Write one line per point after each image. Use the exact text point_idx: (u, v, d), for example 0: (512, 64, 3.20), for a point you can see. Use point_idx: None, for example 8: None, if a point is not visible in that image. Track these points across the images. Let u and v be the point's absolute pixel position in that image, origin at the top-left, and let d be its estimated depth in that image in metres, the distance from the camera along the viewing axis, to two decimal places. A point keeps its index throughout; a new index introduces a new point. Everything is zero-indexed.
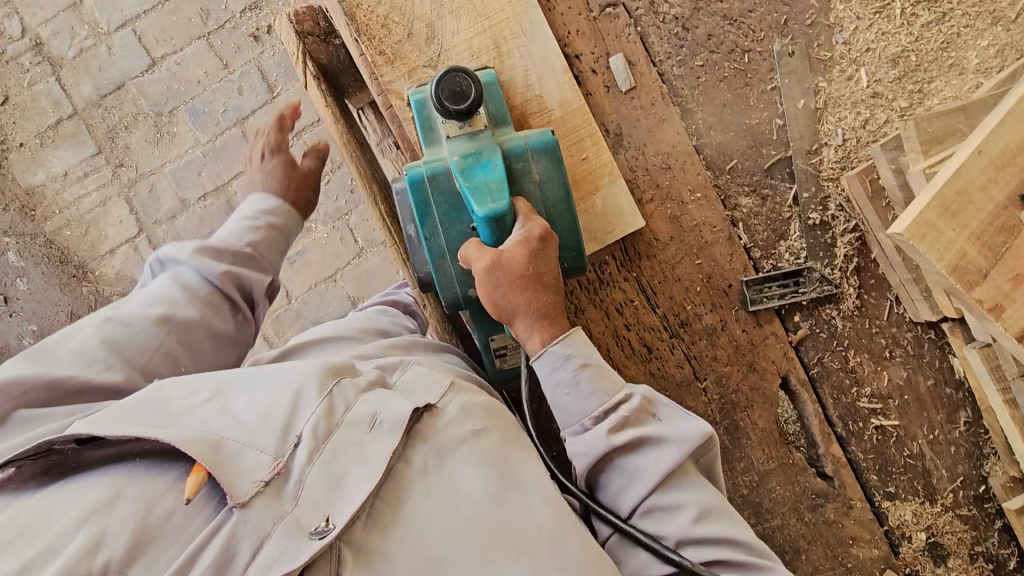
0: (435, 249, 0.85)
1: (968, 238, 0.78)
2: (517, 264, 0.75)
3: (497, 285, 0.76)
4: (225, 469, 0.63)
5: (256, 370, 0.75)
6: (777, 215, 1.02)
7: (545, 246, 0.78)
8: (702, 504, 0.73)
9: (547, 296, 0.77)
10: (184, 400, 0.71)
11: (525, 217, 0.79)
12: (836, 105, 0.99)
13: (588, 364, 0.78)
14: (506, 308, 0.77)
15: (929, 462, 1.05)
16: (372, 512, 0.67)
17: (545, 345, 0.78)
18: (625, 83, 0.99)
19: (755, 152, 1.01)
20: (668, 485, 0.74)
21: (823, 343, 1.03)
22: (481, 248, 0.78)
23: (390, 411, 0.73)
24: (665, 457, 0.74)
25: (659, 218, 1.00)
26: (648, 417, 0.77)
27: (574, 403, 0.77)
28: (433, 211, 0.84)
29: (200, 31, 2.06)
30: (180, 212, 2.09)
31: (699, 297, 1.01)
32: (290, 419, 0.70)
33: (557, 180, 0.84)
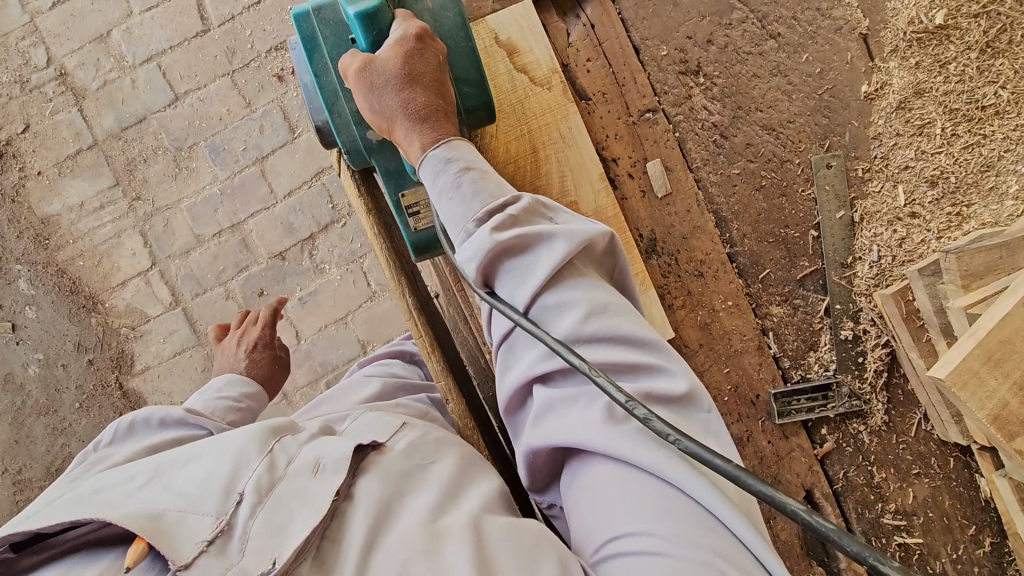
0: (327, 89, 0.81)
1: (1010, 387, 0.77)
2: (391, 64, 0.71)
3: (372, 87, 0.71)
4: (166, 537, 0.58)
5: (194, 444, 0.72)
6: (808, 326, 1.01)
7: (423, 48, 0.73)
8: (595, 300, 0.62)
9: (425, 96, 0.72)
10: (118, 487, 0.66)
11: (402, 20, 0.75)
12: (872, 220, 0.99)
13: (471, 167, 0.70)
14: (386, 115, 0.73)
15: None
16: (320, 553, 0.59)
17: (425, 149, 0.71)
18: (660, 189, 0.98)
19: (789, 263, 1.00)
20: (558, 282, 0.62)
21: (849, 457, 1.02)
22: (357, 55, 0.73)
23: (333, 453, 0.69)
24: (556, 251, 0.63)
25: (689, 325, 0.99)
26: (539, 218, 0.67)
27: (461, 208, 0.68)
28: (321, 45, 0.80)
29: (225, 68, 2.05)
30: (194, 247, 2.07)
31: (726, 406, 1.00)
32: (232, 477, 0.65)
33: (449, 5, 0.79)
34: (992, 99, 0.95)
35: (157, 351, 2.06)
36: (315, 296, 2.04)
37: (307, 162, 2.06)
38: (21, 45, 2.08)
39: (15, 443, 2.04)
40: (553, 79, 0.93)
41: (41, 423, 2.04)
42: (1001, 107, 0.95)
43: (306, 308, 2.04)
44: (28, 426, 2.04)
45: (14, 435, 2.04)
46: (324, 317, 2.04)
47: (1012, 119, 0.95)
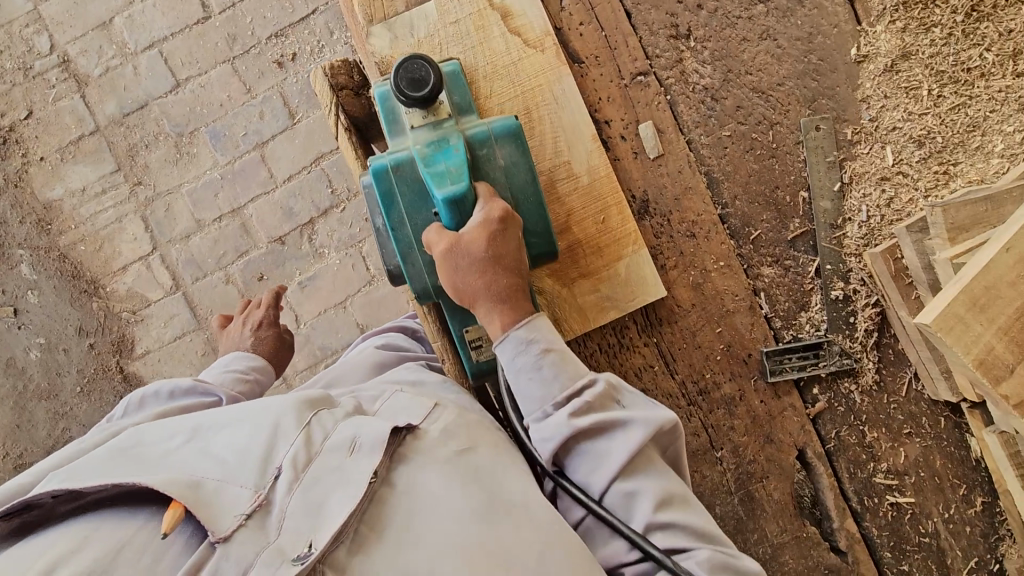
0: (401, 240, 0.82)
1: (995, 332, 0.78)
2: (476, 246, 0.75)
3: (456, 269, 0.76)
4: (207, 507, 0.60)
5: (233, 409, 0.73)
6: (799, 286, 1.02)
7: (505, 229, 0.77)
8: (664, 491, 0.73)
9: (506, 279, 0.77)
10: (159, 447, 0.68)
11: (485, 199, 0.78)
12: (861, 181, 1.00)
13: (552, 348, 0.77)
14: (466, 293, 0.77)
15: (944, 542, 1.03)
16: (356, 538, 0.62)
17: (504, 329, 0.77)
18: (653, 150, 1.00)
19: (780, 224, 1.02)
20: (630, 475, 0.74)
21: (840, 417, 1.03)
22: (442, 233, 0.78)
23: (369, 433, 0.69)
24: (631, 437, 0.74)
25: (681, 285, 1.00)
26: (611, 402, 0.77)
27: (540, 390, 0.76)
28: (398, 200, 0.81)
29: (226, 55, 2.08)
30: (195, 232, 2.09)
31: (718, 366, 1.01)
32: (269, 452, 0.66)
33: (524, 166, 0.83)
34: (977, 62, 0.97)
35: (158, 335, 2.08)
36: (314, 281, 2.06)
37: (307, 148, 2.08)
38: (25, 33, 2.10)
39: (16, 427, 2.05)
40: (546, 42, 0.95)
41: (42, 407, 2.05)
42: (986, 69, 0.97)
43: (305, 293, 2.06)
44: (29, 409, 2.05)
45: (15, 418, 2.05)
46: (323, 301, 2.06)
47: (997, 80, 0.97)
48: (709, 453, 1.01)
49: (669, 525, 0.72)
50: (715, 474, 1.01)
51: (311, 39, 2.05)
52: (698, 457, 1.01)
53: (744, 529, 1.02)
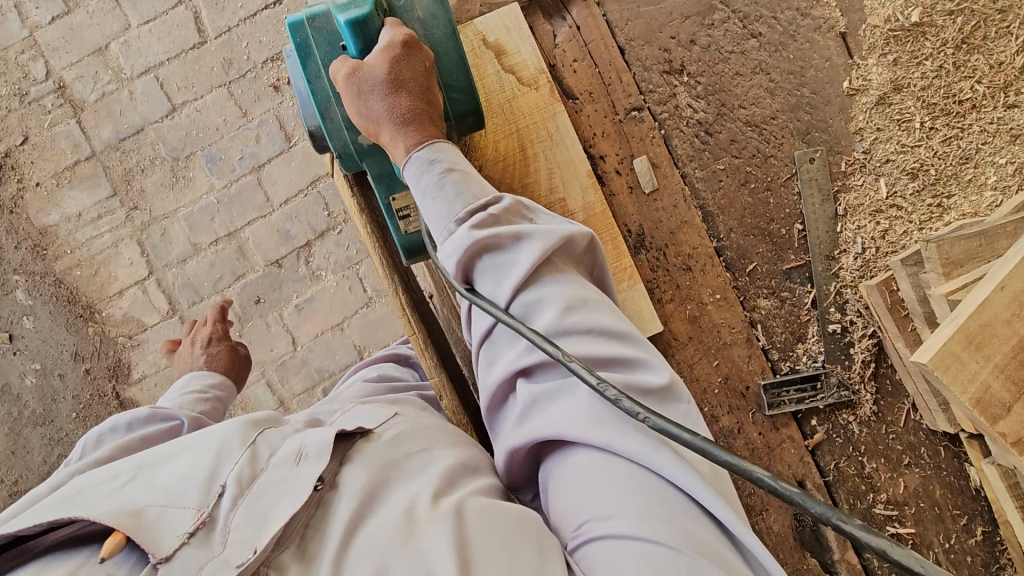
0: (319, 92, 0.83)
1: (991, 370, 0.78)
2: (378, 69, 0.74)
3: (360, 94, 0.75)
4: (147, 531, 0.55)
5: (175, 441, 0.69)
6: (796, 318, 1.02)
7: (409, 55, 0.75)
8: (571, 296, 0.66)
9: (411, 101, 0.75)
10: (98, 486, 0.63)
11: (391, 26, 0.77)
12: (856, 213, 1.01)
13: (454, 168, 0.73)
14: (371, 116, 0.76)
15: (946, 573, 1.03)
16: (304, 543, 0.58)
17: (409, 151, 0.75)
18: (648, 185, 1.00)
19: (775, 256, 1.02)
20: (536, 282, 0.66)
21: (839, 448, 1.03)
22: (347, 62, 0.77)
23: (315, 441, 0.67)
24: (533, 248, 0.67)
25: (678, 319, 1.00)
26: (520, 219, 0.71)
27: (444, 207, 0.71)
28: (314, 52, 0.82)
29: (222, 80, 2.09)
30: (191, 256, 2.08)
31: (716, 398, 1.01)
32: (212, 470, 0.62)
33: (440, 15, 0.81)
34: (968, 94, 0.97)
35: (153, 360, 2.07)
36: (311, 303, 2.05)
37: (303, 171, 2.08)
38: (21, 59, 2.11)
39: (11, 454, 2.04)
40: (540, 79, 0.96)
41: (37, 433, 2.04)
42: (977, 101, 0.97)
43: (302, 316, 2.05)
44: (25, 436, 2.04)
45: (10, 445, 2.04)
46: (320, 324, 2.05)
47: (988, 112, 0.97)
48: None
49: (576, 333, 0.64)
50: None
51: None
52: None
53: None
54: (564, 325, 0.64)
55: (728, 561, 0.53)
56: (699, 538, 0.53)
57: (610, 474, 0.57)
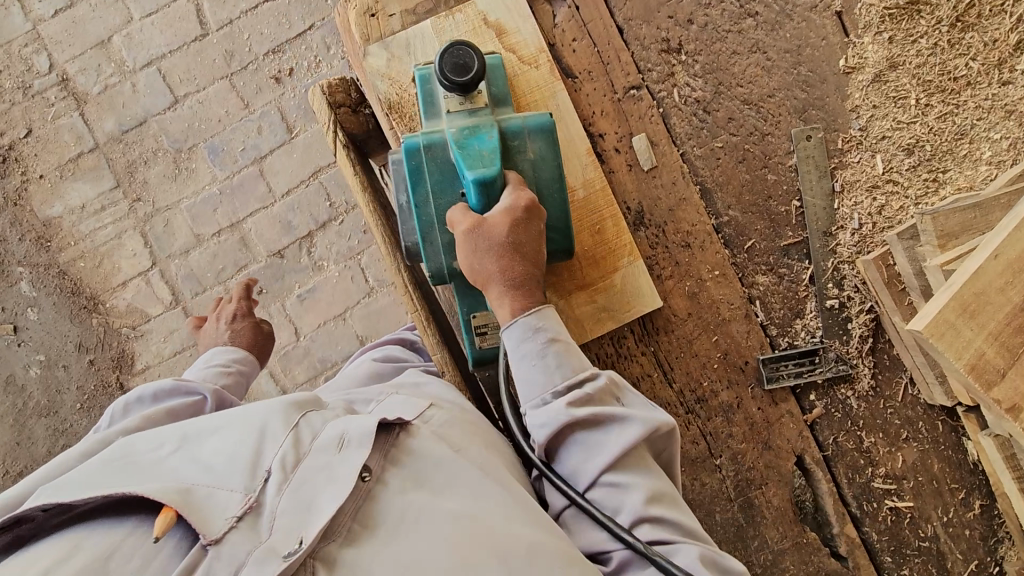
0: (425, 217, 0.86)
1: (985, 338, 0.79)
2: (499, 230, 0.78)
3: (475, 251, 0.79)
4: (198, 510, 0.60)
5: (221, 415, 0.74)
6: (794, 294, 1.03)
7: (529, 218, 0.80)
8: (656, 489, 0.74)
9: (523, 267, 0.79)
10: (148, 456, 0.68)
11: (512, 187, 0.82)
12: (853, 190, 1.02)
13: (555, 339, 0.79)
14: (481, 274, 0.79)
15: (944, 545, 1.04)
16: (349, 534, 0.63)
17: (515, 315, 0.79)
18: (647, 162, 1.01)
19: (773, 233, 1.03)
20: (624, 469, 0.74)
21: (838, 423, 1.04)
22: (467, 213, 0.81)
23: (356, 428, 0.71)
24: (626, 433, 0.74)
25: (677, 295, 1.02)
26: (612, 399, 0.78)
27: (541, 377, 0.78)
28: (425, 177, 0.86)
29: (223, 71, 2.10)
30: (194, 247, 2.10)
31: (716, 373, 1.02)
32: (258, 455, 0.67)
33: (550, 162, 0.87)
34: (963, 71, 0.99)
35: (157, 350, 2.08)
36: (313, 293, 2.07)
37: (304, 161, 2.09)
38: (24, 52, 2.13)
39: (16, 444, 2.05)
40: (540, 58, 0.98)
41: (42, 423, 2.05)
42: (971, 78, 0.99)
43: (305, 306, 2.07)
44: (29, 427, 2.05)
45: (15, 436, 2.05)
46: (322, 314, 2.07)
47: (983, 89, 0.98)
48: (708, 460, 1.02)
49: (657, 522, 0.73)
50: (714, 481, 1.02)
51: (308, 54, 2.08)
52: (698, 464, 1.02)
53: (745, 536, 1.02)
54: (641, 520, 0.73)
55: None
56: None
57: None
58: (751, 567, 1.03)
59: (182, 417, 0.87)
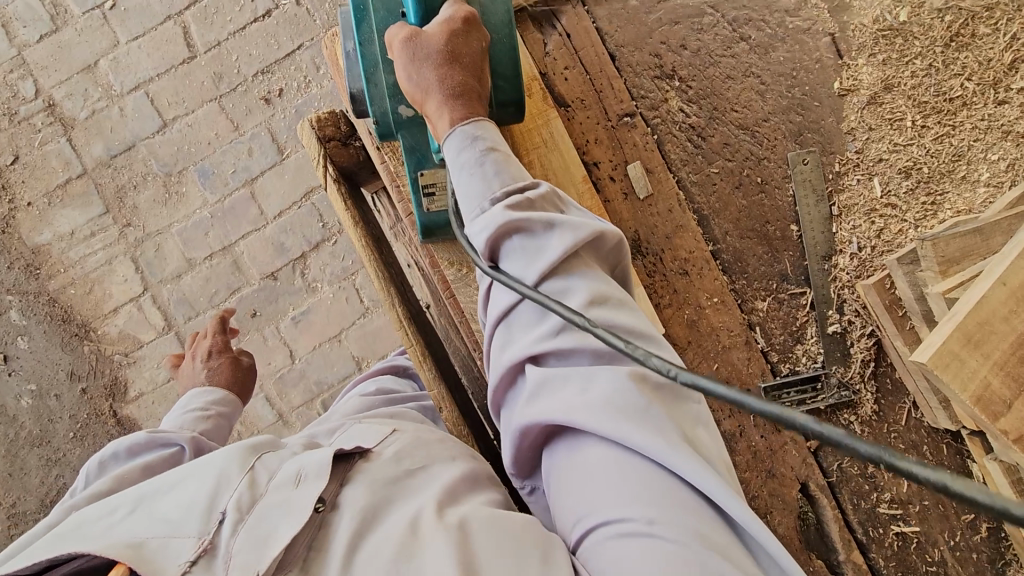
0: (369, 57, 0.81)
1: (991, 368, 0.78)
2: (436, 40, 0.72)
3: (414, 60, 0.72)
4: (146, 563, 0.52)
5: (177, 470, 0.65)
6: (794, 320, 1.02)
7: (469, 32, 0.74)
8: (597, 290, 0.61)
9: (462, 76, 0.73)
10: (97, 522, 0.59)
11: (455, 1, 0.76)
12: (850, 213, 1.01)
13: (495, 149, 0.70)
14: (420, 85, 0.73)
15: (951, 570, 1.03)
16: (308, 564, 0.54)
17: (453, 126, 0.71)
18: (642, 190, 1.00)
19: (772, 257, 1.02)
20: (566, 271, 0.63)
21: (841, 448, 1.03)
22: (405, 28, 0.75)
23: (314, 462, 0.63)
24: (564, 239, 0.63)
25: (676, 323, 1.00)
26: (553, 209, 0.67)
27: (479, 184, 0.67)
28: (370, 17, 0.81)
29: (212, 94, 2.09)
30: (186, 271, 2.07)
31: (717, 402, 1.01)
32: (212, 497, 0.59)
33: (500, 2, 0.80)
34: (959, 91, 0.98)
35: (150, 377, 2.05)
36: (308, 315, 2.05)
37: (296, 182, 2.08)
38: (10, 78, 2.10)
39: (9, 476, 2.01)
40: (533, 86, 0.96)
41: (34, 454, 2.02)
42: (968, 98, 0.98)
43: (300, 328, 2.04)
44: (22, 458, 2.02)
45: (7, 468, 2.02)
46: (317, 336, 2.05)
47: (980, 109, 0.98)
48: None
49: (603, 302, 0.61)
50: None
51: (297, 75, 2.07)
52: None
53: None
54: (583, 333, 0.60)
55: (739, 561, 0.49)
56: (719, 549, 0.49)
57: (620, 465, 0.53)
58: None
59: (159, 471, 0.81)
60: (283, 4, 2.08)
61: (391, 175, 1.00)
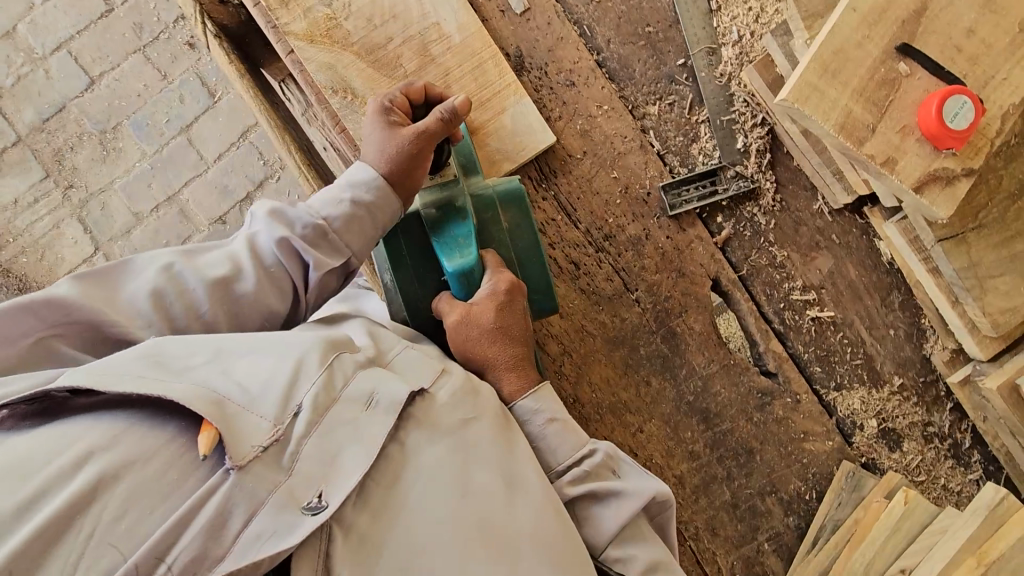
0: (409, 298, 0.89)
1: (851, 96, 0.78)
2: (487, 319, 0.81)
3: (469, 340, 0.82)
4: (232, 431, 0.61)
5: (263, 336, 0.70)
6: (685, 120, 1.03)
7: (512, 299, 0.83)
8: (651, 558, 0.73)
9: (515, 350, 0.82)
10: (179, 356, 0.65)
11: (493, 271, 0.85)
12: (729, 3, 1.01)
13: (555, 417, 0.80)
14: (478, 361, 0.83)
15: (870, 349, 1.06)
16: (362, 494, 0.66)
17: (514, 396, 0.81)
18: (519, 6, 1.00)
19: (657, 61, 1.03)
20: (623, 541, 0.74)
21: (748, 242, 1.04)
22: (454, 305, 0.83)
23: (389, 390, 0.69)
24: (620, 511, 0.74)
25: (569, 135, 1.01)
26: (609, 473, 0.78)
27: (545, 456, 0.79)
28: (406, 262, 0.88)
29: (135, 45, 2.08)
30: (135, 225, 2.08)
31: (620, 209, 1.02)
32: (290, 389, 0.65)
33: (526, 229, 0.90)
34: None
35: None
36: None
37: (232, 124, 2.10)
38: None
39: None
40: None
41: None
42: None
43: None
44: None
45: None
46: None
47: None
48: (625, 297, 1.03)
49: (609, 497, 0.75)
50: (633, 316, 1.03)
51: None
52: (615, 301, 1.03)
53: (672, 366, 1.04)
54: (599, 488, 0.75)
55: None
56: None
57: None
58: (684, 395, 1.04)
59: (282, 276, 0.78)
60: None
61: (268, 12, 0.95)
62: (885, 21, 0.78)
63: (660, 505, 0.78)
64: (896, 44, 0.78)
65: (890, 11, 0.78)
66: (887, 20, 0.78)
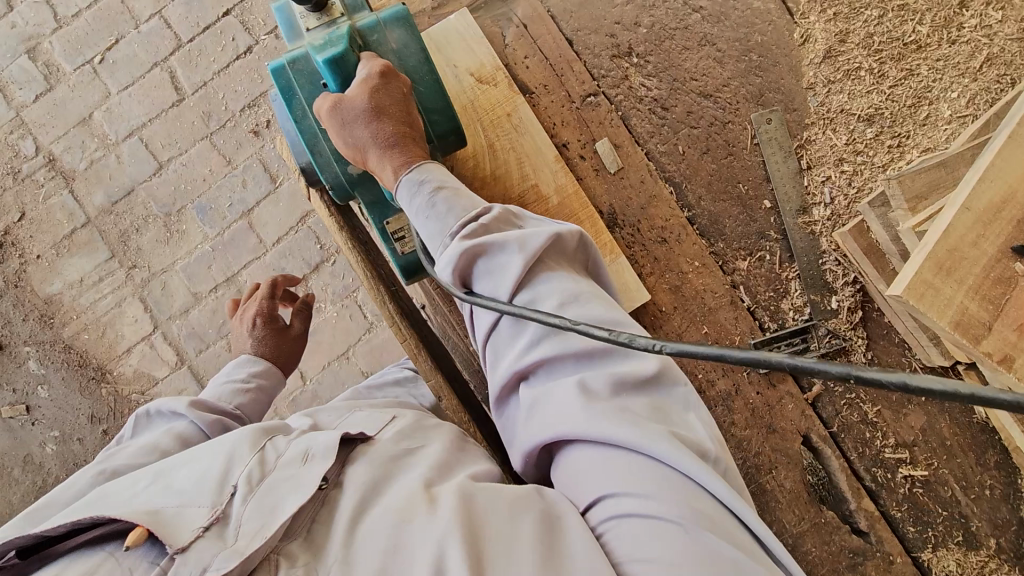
0: (306, 130, 0.88)
1: (966, 293, 0.79)
2: (360, 99, 0.79)
3: (344, 124, 0.80)
4: (165, 525, 0.53)
5: (200, 446, 0.66)
6: (775, 275, 1.04)
7: (387, 82, 0.81)
8: (563, 291, 0.65)
9: (391, 126, 0.80)
10: (120, 491, 0.61)
11: (368, 60, 0.83)
12: (820, 164, 1.03)
13: (443, 186, 0.78)
14: (356, 143, 0.81)
15: (965, 508, 1.03)
16: (312, 533, 0.56)
17: (398, 176, 0.80)
18: (612, 165, 1.03)
19: (747, 217, 1.04)
20: (529, 280, 0.67)
21: (838, 397, 1.05)
22: (329, 96, 0.82)
23: (321, 441, 0.64)
24: (521, 248, 0.68)
25: (660, 290, 1.02)
26: (510, 226, 0.73)
27: (437, 224, 0.76)
28: (297, 92, 0.87)
29: (203, 132, 2.02)
30: (194, 305, 1.99)
31: (710, 363, 1.02)
32: (226, 472, 0.60)
33: (413, 45, 0.87)
34: (912, 35, 1.01)
35: None
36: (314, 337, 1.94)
37: (292, 208, 2.00)
38: (10, 139, 2.07)
39: None
40: (497, 76, 1.00)
41: None
42: (922, 41, 1.01)
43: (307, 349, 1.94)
44: None
45: None
46: (325, 355, 1.93)
47: (934, 50, 1.01)
48: None
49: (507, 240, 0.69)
50: None
51: None
52: None
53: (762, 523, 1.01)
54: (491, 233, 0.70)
55: (750, 547, 0.52)
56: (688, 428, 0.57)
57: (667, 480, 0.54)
58: None
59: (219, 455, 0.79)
60: (263, 39, 2.02)
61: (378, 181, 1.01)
62: (1000, 220, 0.81)
63: (580, 246, 0.74)
64: (1012, 242, 0.80)
65: (1004, 212, 0.81)
66: (1002, 220, 0.81)
